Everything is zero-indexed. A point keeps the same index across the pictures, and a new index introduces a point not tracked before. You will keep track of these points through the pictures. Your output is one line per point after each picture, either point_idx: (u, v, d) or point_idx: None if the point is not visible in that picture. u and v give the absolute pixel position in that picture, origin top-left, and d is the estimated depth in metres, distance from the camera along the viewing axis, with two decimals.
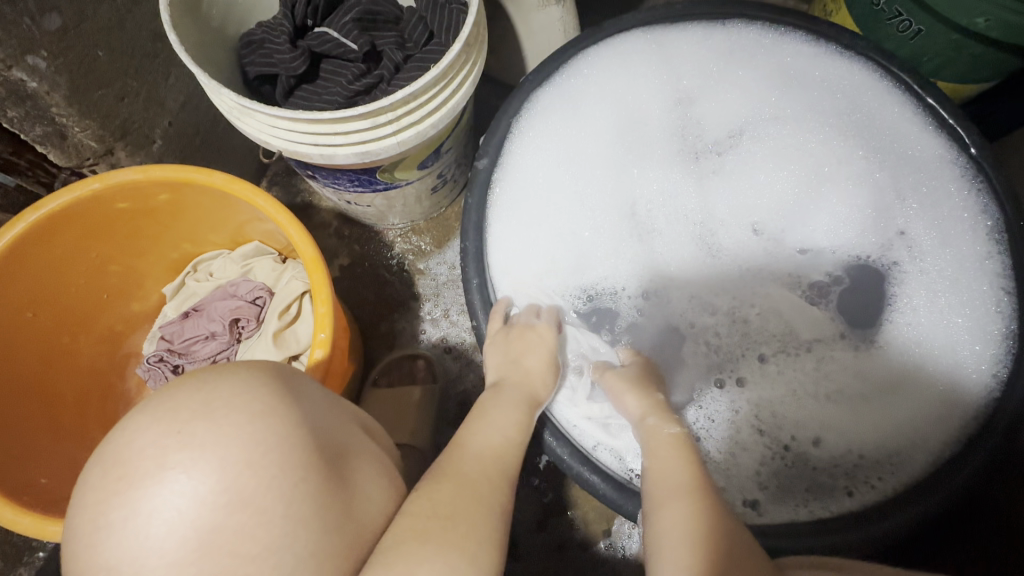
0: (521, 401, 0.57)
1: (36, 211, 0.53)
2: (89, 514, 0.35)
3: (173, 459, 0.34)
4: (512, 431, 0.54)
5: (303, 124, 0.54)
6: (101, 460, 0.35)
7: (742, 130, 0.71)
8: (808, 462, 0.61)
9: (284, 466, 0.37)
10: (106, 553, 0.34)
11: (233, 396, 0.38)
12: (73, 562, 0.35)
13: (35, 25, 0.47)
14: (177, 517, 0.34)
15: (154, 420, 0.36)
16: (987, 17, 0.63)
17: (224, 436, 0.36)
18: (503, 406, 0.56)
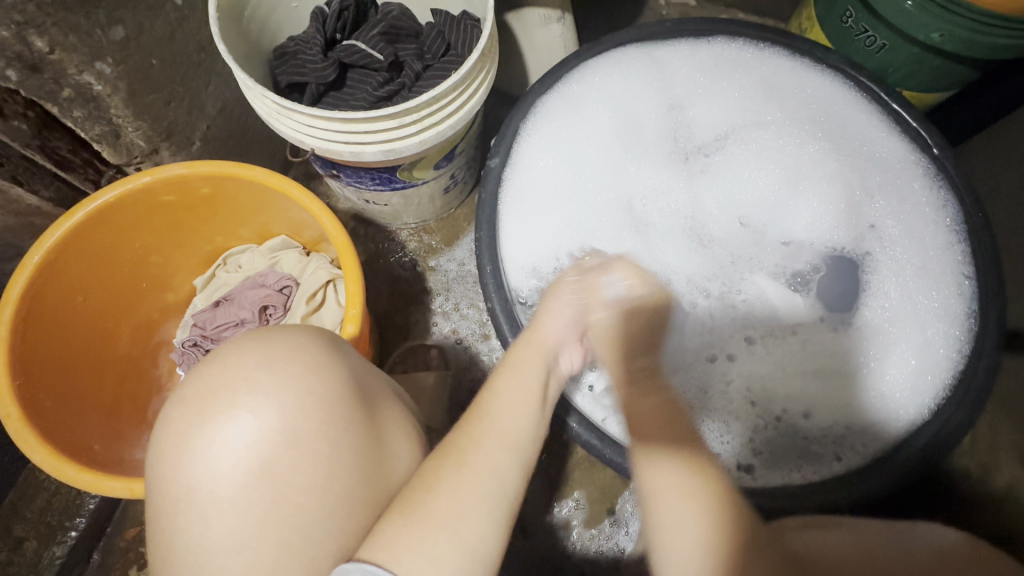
0: (538, 372, 0.55)
1: (93, 201, 0.58)
2: (174, 442, 0.42)
3: (243, 400, 0.42)
4: (525, 404, 0.52)
5: (336, 124, 0.60)
6: (185, 399, 0.43)
7: (728, 134, 0.78)
8: (798, 432, 0.66)
9: (329, 413, 0.43)
10: (187, 475, 0.41)
11: (289, 352, 0.45)
12: (158, 482, 0.42)
13: (104, 35, 0.53)
14: (244, 448, 0.41)
15: (225, 368, 0.44)
16: (941, 33, 0.71)
17: (282, 383, 0.43)
18: (516, 378, 0.54)
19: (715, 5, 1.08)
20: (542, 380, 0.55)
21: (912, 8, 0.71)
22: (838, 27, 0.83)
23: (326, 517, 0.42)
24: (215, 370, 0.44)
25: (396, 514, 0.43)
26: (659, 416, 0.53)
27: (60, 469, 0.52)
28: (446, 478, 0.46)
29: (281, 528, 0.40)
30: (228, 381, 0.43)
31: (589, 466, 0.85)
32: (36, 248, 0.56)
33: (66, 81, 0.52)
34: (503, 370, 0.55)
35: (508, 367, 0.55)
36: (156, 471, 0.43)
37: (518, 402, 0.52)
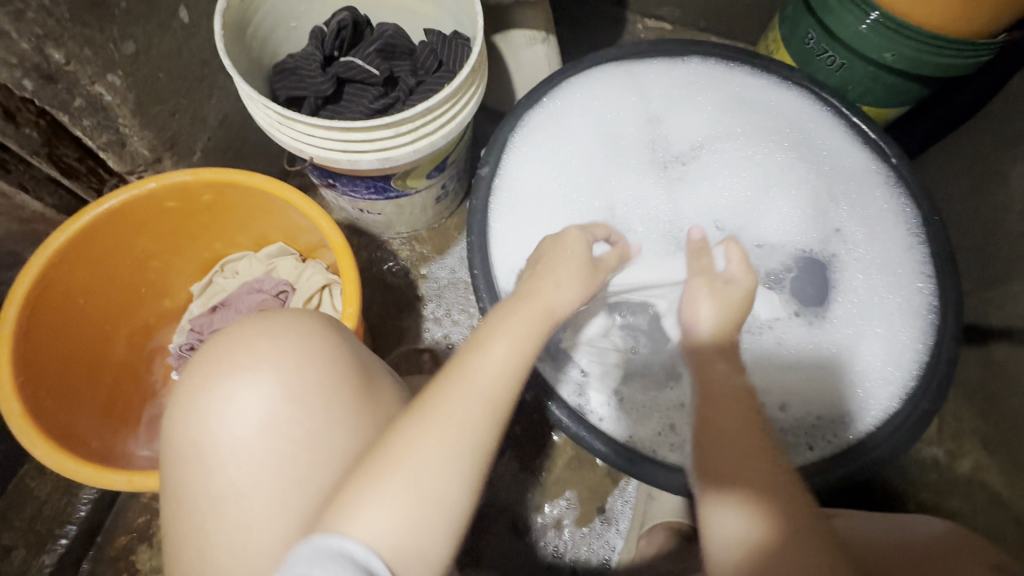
0: (533, 327, 0.48)
1: (98, 206, 0.61)
2: (182, 402, 0.44)
3: (241, 361, 0.44)
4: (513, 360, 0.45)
5: (335, 133, 0.63)
6: (194, 361, 0.45)
7: (702, 144, 0.83)
8: (776, 426, 0.69)
9: (325, 371, 0.44)
10: (193, 429, 0.43)
11: (289, 319, 0.46)
12: (169, 440, 0.44)
13: (117, 49, 0.56)
14: (247, 411, 0.42)
15: (229, 333, 0.46)
16: (893, 52, 0.78)
17: (281, 351, 0.44)
18: (509, 334, 0.46)
19: (690, 28, 1.16)
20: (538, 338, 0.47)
21: (867, 31, 0.78)
22: (801, 48, 0.89)
23: (320, 466, 0.42)
24: (221, 336, 0.46)
25: (356, 479, 0.38)
26: (733, 399, 0.54)
27: (62, 464, 0.53)
28: (411, 436, 0.39)
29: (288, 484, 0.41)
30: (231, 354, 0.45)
31: (580, 467, 0.87)
32: (40, 252, 0.58)
33: (78, 91, 0.55)
34: (496, 323, 0.48)
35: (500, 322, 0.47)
36: (164, 438, 0.44)
37: (505, 357, 0.44)
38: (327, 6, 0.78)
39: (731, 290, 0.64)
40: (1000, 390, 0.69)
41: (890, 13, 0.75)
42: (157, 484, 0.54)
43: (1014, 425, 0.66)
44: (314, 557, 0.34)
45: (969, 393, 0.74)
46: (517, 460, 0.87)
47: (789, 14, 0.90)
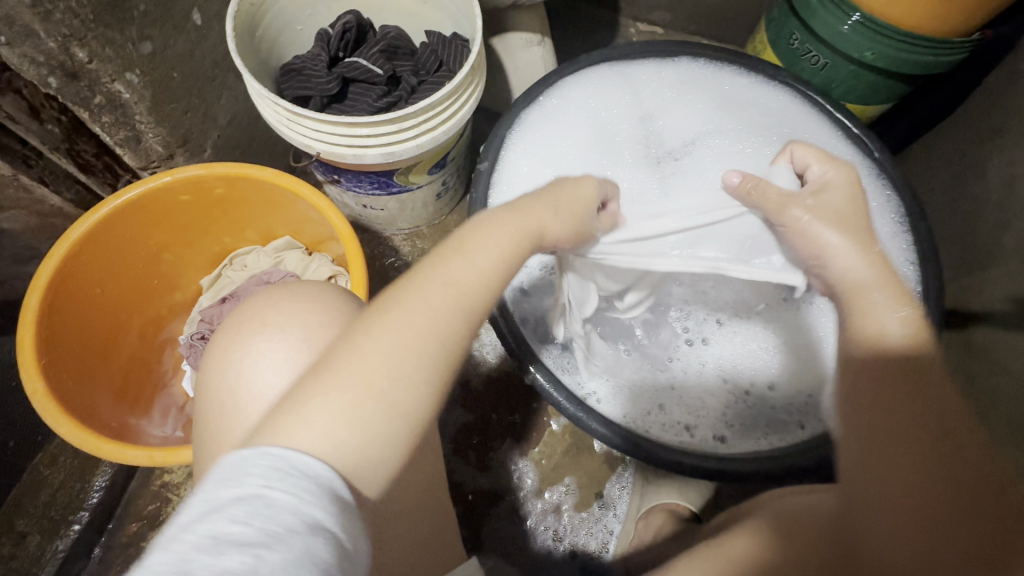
0: (514, 236, 0.46)
1: (117, 198, 0.63)
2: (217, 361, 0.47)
3: (269, 318, 0.46)
4: (492, 267, 0.44)
5: (341, 128, 0.66)
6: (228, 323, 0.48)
7: (694, 140, 0.87)
8: (765, 404, 0.72)
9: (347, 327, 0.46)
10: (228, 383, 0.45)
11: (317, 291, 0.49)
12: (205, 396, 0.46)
13: (135, 49, 0.59)
14: (272, 363, 0.44)
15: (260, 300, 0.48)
16: (873, 51, 0.82)
17: (308, 309, 0.47)
18: (490, 244, 0.45)
19: (680, 32, 1.20)
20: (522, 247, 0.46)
21: (848, 31, 0.82)
22: (787, 48, 0.93)
23: None
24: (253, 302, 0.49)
25: (306, 382, 0.37)
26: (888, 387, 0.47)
27: (86, 440, 0.56)
28: (369, 338, 0.38)
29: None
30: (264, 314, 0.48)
31: (578, 454, 0.89)
32: (61, 242, 0.61)
33: (99, 89, 0.58)
34: (473, 230, 0.46)
35: (477, 230, 0.45)
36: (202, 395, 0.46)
37: (477, 268, 0.43)
38: (331, 10, 0.82)
39: (829, 199, 0.55)
40: (980, 371, 0.72)
41: (870, 14, 0.79)
42: (174, 460, 0.56)
43: (993, 402, 0.69)
44: (271, 471, 0.31)
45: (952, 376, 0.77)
46: (518, 447, 0.90)
47: (774, 16, 0.94)
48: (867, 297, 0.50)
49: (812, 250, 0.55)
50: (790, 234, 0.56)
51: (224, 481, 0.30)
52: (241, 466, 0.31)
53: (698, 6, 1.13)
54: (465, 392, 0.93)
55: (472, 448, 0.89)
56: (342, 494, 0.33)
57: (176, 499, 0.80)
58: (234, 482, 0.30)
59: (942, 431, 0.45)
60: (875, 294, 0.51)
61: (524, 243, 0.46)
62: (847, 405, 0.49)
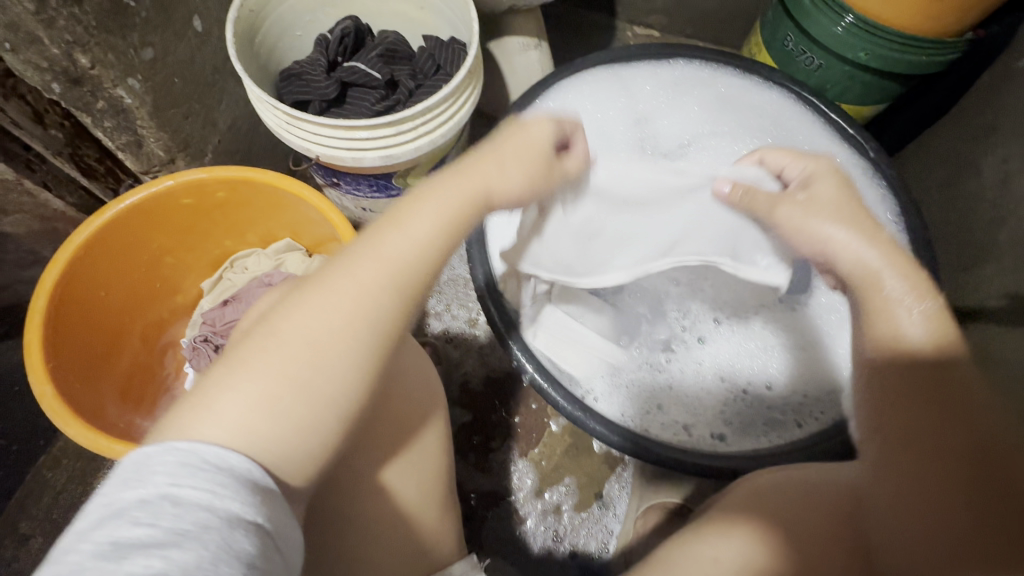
0: (452, 203, 0.45)
1: (120, 202, 0.64)
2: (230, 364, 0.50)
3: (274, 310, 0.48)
4: (425, 237, 0.44)
5: (340, 132, 0.67)
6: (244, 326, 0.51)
7: (689, 142, 0.88)
8: (763, 402, 0.73)
9: None
10: None
11: None
12: None
13: (137, 55, 0.60)
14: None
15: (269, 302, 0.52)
16: (867, 52, 0.83)
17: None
18: (425, 211, 0.44)
19: (677, 35, 1.21)
20: (460, 211, 0.45)
21: (842, 32, 0.82)
22: (781, 50, 0.94)
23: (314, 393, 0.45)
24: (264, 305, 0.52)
25: (224, 368, 0.39)
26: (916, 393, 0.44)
27: (94, 442, 0.56)
28: (291, 322, 0.40)
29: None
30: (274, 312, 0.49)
31: (578, 454, 0.90)
32: (65, 246, 0.61)
33: (101, 94, 0.59)
34: (415, 197, 0.45)
35: (417, 198, 0.45)
36: None
37: (414, 238, 0.43)
38: (330, 16, 0.83)
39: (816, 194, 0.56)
40: None
41: (863, 15, 0.80)
42: None
43: None
44: (178, 468, 0.33)
45: None
46: (517, 447, 0.90)
47: (769, 18, 0.95)
48: (881, 290, 0.49)
49: (818, 246, 0.54)
50: (788, 233, 0.57)
51: (131, 477, 0.32)
52: (146, 464, 0.33)
53: (694, 9, 1.14)
54: (465, 394, 0.93)
55: (473, 449, 0.90)
56: (255, 477, 0.35)
57: None
58: (139, 482, 0.32)
59: (964, 411, 0.42)
60: (887, 278, 0.49)
61: (465, 206, 0.45)
62: (882, 391, 0.46)
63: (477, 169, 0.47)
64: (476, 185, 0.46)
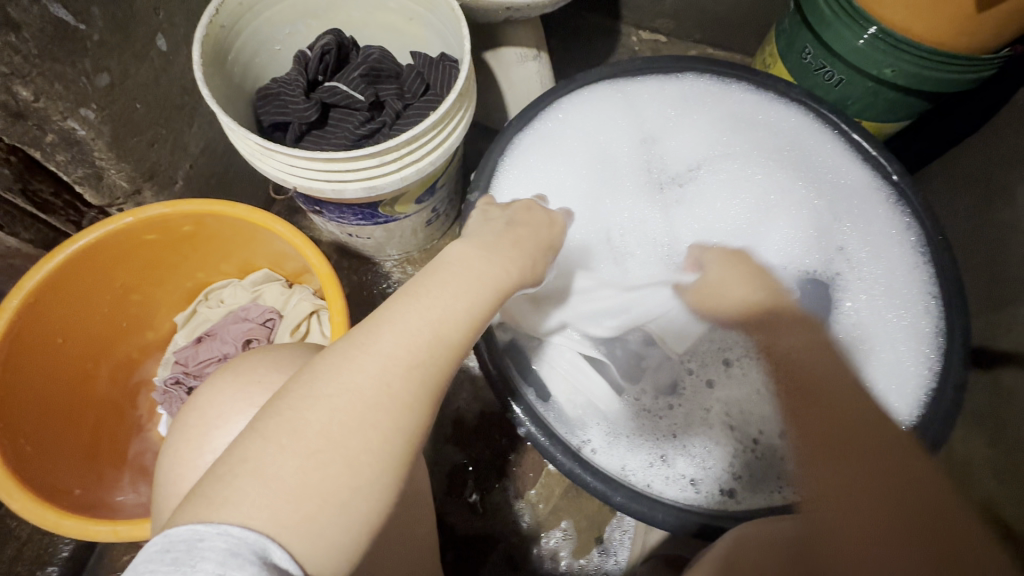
0: (480, 284, 0.42)
1: (74, 243, 0.59)
2: (180, 449, 0.44)
3: (261, 399, 0.43)
4: (452, 328, 0.40)
5: (317, 163, 0.61)
6: (198, 402, 0.46)
7: (699, 164, 0.81)
8: (776, 453, 0.67)
9: None
10: (189, 475, 0.42)
11: (278, 367, 0.45)
12: (167, 483, 0.44)
13: (89, 82, 0.54)
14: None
15: (227, 375, 0.46)
16: (893, 68, 0.76)
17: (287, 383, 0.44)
18: (451, 293, 0.41)
19: (685, 39, 1.14)
20: (488, 299, 0.42)
21: (864, 45, 0.76)
22: (799, 62, 0.87)
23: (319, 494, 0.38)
24: (221, 377, 0.46)
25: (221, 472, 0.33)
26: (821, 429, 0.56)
27: (42, 516, 0.52)
28: (314, 417, 0.34)
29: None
30: (232, 391, 0.44)
31: (577, 495, 0.85)
32: (14, 294, 0.57)
33: (50, 127, 0.54)
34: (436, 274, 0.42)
35: (437, 275, 0.42)
36: (165, 478, 0.44)
37: (436, 320, 0.39)
38: (312, 29, 0.77)
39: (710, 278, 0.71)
40: (1009, 417, 0.66)
41: (887, 28, 0.73)
42: (143, 532, 0.52)
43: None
44: (228, 558, 0.28)
45: (978, 420, 0.71)
46: (512, 487, 0.85)
47: (786, 27, 0.88)
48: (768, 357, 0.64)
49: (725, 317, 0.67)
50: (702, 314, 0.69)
51: (178, 556, 0.28)
52: (194, 543, 0.29)
53: (704, 13, 1.07)
54: (458, 429, 0.88)
55: (465, 489, 0.85)
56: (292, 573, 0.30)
57: None
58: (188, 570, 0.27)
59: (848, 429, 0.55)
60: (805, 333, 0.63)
61: (491, 287, 0.43)
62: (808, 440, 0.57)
63: (514, 259, 0.46)
64: (505, 273, 0.44)
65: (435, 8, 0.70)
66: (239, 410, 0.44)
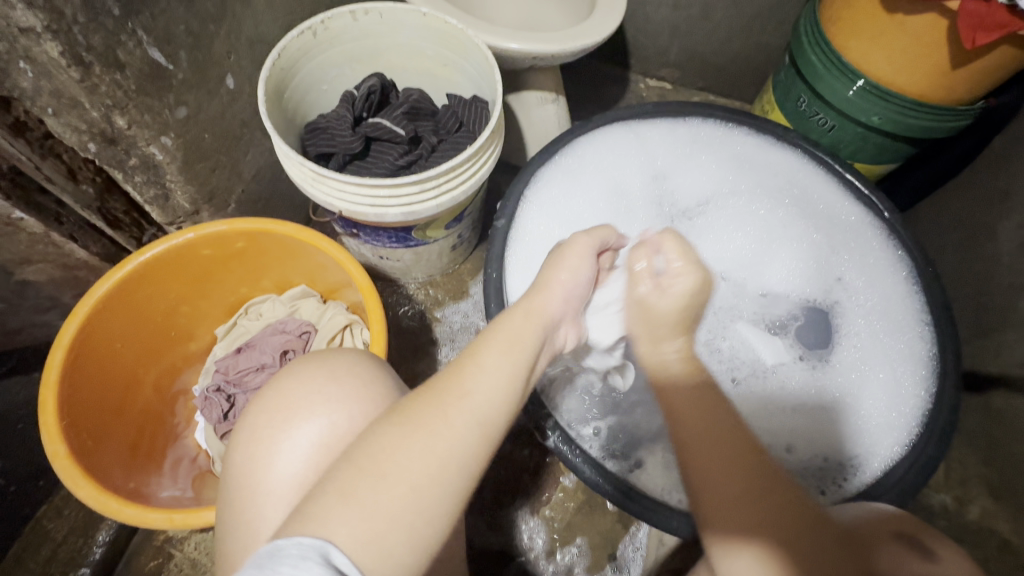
0: (515, 345, 0.48)
1: (141, 255, 0.65)
2: (243, 443, 0.49)
3: (334, 398, 0.49)
4: (503, 379, 0.45)
5: (363, 190, 0.68)
6: (258, 400, 0.50)
7: (707, 201, 0.89)
8: (784, 467, 0.71)
9: (349, 399, 0.49)
10: (253, 466, 0.47)
11: (333, 369, 0.51)
12: (232, 474, 0.49)
13: (171, 114, 0.61)
14: (316, 443, 0.47)
15: (286, 375, 0.51)
16: (880, 116, 0.84)
17: (348, 387, 0.49)
18: (505, 341, 0.48)
19: (690, 87, 1.23)
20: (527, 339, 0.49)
21: (853, 96, 0.84)
22: (794, 109, 0.95)
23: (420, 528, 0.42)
24: (279, 377, 0.52)
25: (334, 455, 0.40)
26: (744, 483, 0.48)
27: (105, 504, 0.56)
28: (387, 447, 0.40)
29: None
30: (293, 389, 0.50)
31: (590, 512, 0.87)
32: (85, 301, 0.62)
33: (134, 152, 0.61)
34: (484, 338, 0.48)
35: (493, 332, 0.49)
36: (231, 470, 0.49)
37: (497, 374, 0.45)
38: (356, 72, 0.85)
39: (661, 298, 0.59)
40: (1003, 437, 0.70)
41: (873, 81, 0.81)
42: (197, 522, 0.56)
43: (1018, 471, 0.67)
44: (300, 561, 0.32)
45: (972, 441, 0.75)
46: (528, 502, 0.88)
47: (782, 79, 0.97)
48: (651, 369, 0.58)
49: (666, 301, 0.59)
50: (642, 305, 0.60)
51: (261, 564, 0.32)
52: (273, 555, 0.33)
53: (706, 64, 1.16)
54: None
55: (483, 503, 0.88)
56: None
57: (179, 554, 0.78)
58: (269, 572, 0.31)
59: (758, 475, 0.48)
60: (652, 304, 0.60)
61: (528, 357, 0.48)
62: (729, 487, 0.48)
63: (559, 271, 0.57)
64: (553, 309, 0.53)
65: (470, 56, 0.79)
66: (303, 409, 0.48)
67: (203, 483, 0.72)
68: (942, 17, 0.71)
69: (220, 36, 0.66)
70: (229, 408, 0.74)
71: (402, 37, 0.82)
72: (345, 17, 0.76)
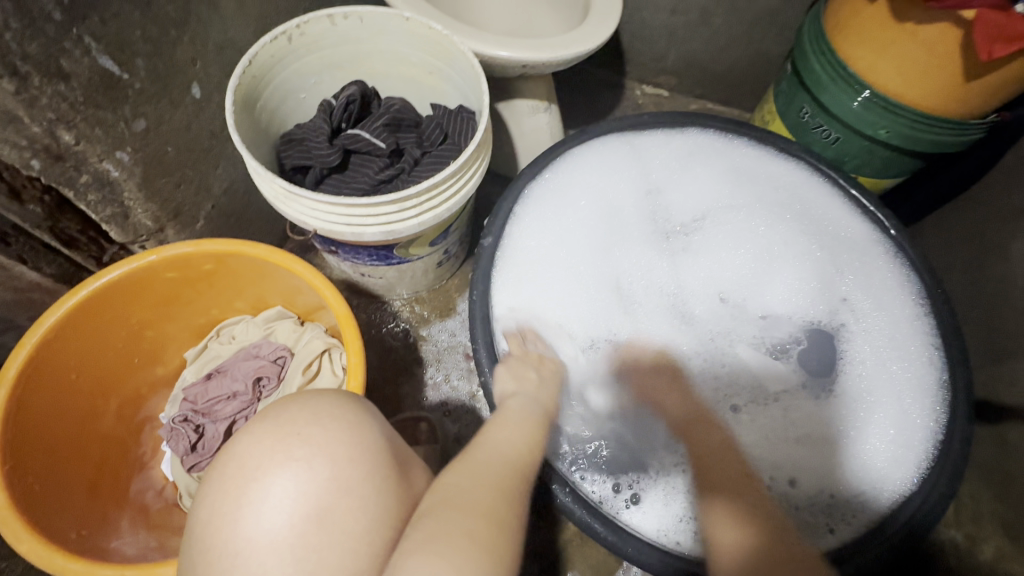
0: (529, 421, 0.59)
1: (97, 280, 0.60)
2: (204, 496, 0.45)
3: (302, 452, 0.44)
4: (525, 443, 0.56)
5: (339, 208, 0.64)
6: (221, 450, 0.46)
7: (705, 216, 0.83)
8: (790, 504, 0.66)
9: (320, 450, 0.45)
10: (214, 526, 0.43)
11: (304, 414, 0.47)
12: (192, 529, 0.45)
13: (127, 127, 0.57)
14: (281, 500, 0.43)
15: (252, 421, 0.47)
16: (887, 130, 0.80)
17: (321, 434, 0.45)
18: (519, 417, 0.59)
19: (687, 94, 1.19)
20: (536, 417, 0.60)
21: (859, 107, 0.80)
22: (796, 120, 0.91)
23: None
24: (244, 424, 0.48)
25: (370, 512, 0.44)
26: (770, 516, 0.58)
27: (48, 560, 0.51)
28: (452, 494, 0.46)
29: (329, 550, 0.42)
30: (258, 440, 0.45)
31: (582, 544, 0.83)
32: (34, 331, 0.57)
33: (86, 168, 0.56)
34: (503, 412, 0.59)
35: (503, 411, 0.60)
36: (189, 524, 0.45)
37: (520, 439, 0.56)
38: (336, 79, 0.80)
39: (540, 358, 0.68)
40: (1017, 473, 0.67)
41: (879, 92, 0.77)
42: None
43: None
44: None
45: (985, 475, 0.72)
46: None
47: (784, 88, 0.92)
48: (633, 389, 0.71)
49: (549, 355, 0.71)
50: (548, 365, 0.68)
51: None
52: None
53: (706, 70, 1.12)
54: None
55: None
56: None
57: None
58: None
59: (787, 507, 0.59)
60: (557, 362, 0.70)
61: (537, 418, 0.60)
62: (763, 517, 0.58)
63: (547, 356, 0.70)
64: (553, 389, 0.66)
65: (456, 63, 0.74)
66: (271, 461, 0.44)
67: (167, 521, 0.67)
68: (957, 26, 0.66)
69: (184, 41, 0.61)
70: (198, 438, 0.70)
71: (385, 43, 0.77)
72: (323, 21, 0.71)
